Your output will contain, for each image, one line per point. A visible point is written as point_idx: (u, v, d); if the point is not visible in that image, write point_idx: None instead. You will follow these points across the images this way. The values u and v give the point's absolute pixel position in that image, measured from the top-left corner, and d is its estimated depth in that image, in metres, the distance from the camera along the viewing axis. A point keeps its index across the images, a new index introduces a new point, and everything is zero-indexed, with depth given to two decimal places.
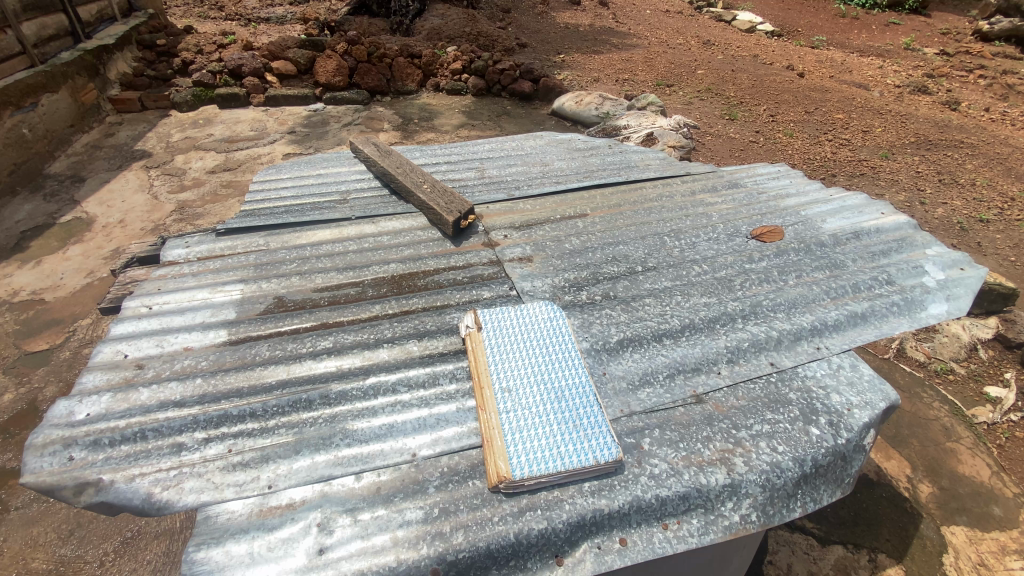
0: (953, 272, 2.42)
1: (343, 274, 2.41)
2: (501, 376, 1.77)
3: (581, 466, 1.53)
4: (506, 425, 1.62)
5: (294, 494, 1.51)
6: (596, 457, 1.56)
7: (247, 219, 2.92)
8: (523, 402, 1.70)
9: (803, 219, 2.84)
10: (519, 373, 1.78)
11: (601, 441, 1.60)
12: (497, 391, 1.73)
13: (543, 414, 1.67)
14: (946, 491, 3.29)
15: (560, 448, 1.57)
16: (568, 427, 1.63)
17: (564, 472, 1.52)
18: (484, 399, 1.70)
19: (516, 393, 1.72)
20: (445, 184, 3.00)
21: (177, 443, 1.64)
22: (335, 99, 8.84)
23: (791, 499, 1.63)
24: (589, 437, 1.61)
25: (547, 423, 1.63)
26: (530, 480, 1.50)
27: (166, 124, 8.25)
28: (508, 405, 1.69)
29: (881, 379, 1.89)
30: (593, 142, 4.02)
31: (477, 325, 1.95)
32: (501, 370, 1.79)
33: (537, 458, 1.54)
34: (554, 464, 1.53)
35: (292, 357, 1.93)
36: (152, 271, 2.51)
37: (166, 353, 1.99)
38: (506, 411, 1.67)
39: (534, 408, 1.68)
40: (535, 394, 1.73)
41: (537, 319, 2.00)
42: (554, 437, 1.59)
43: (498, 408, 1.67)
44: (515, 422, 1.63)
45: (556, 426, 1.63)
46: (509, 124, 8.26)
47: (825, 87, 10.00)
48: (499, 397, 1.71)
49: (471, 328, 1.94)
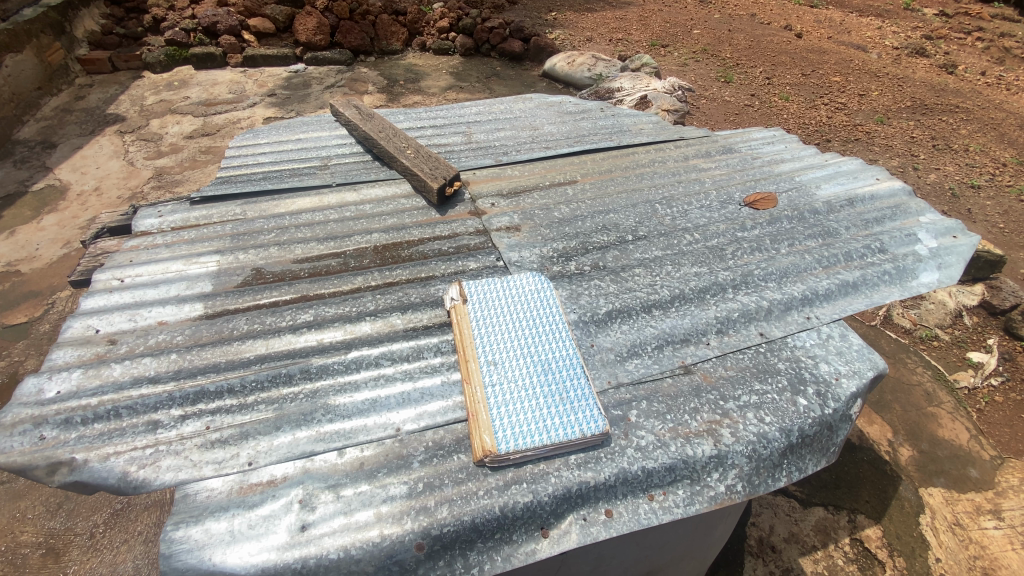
0: (945, 240, 2.39)
1: (324, 244, 2.32)
2: (488, 348, 1.74)
3: (568, 439, 1.51)
4: (492, 399, 1.59)
5: (275, 470, 1.49)
6: (583, 429, 1.54)
7: (223, 186, 2.80)
8: (509, 376, 1.66)
9: (797, 184, 2.77)
10: (505, 346, 1.75)
11: (587, 414, 1.58)
12: (482, 363, 1.69)
13: (528, 386, 1.64)
14: (926, 454, 3.37)
15: (546, 421, 1.55)
16: (554, 400, 1.60)
17: (550, 446, 1.50)
18: (469, 371, 1.67)
19: (502, 365, 1.69)
20: (428, 149, 2.90)
21: (153, 420, 1.59)
22: (317, 59, 8.51)
23: (776, 468, 1.62)
24: (575, 410, 1.58)
25: (532, 397, 1.61)
26: (515, 454, 1.48)
27: (139, 86, 7.90)
28: (494, 378, 1.66)
29: (870, 348, 1.88)
30: (583, 105, 3.89)
31: (462, 297, 1.89)
32: (486, 342, 1.76)
33: (524, 432, 1.52)
34: (540, 437, 1.51)
35: (270, 331, 1.85)
36: (124, 242, 2.43)
37: (139, 328, 1.93)
38: (492, 384, 1.64)
39: (520, 381, 1.65)
40: (519, 365, 1.70)
41: (522, 288, 1.95)
42: (540, 410, 1.57)
43: (483, 381, 1.64)
44: (501, 395, 1.60)
45: (543, 399, 1.60)
46: (498, 86, 7.98)
47: (822, 48, 9.76)
48: (485, 370, 1.68)
49: (454, 299, 1.89)
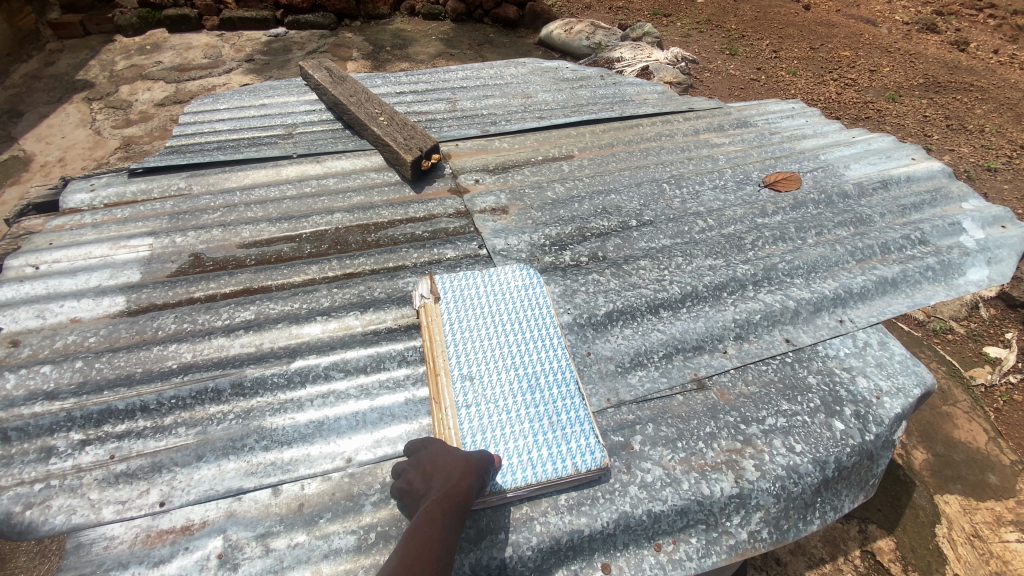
0: (993, 231, 2.10)
1: (276, 226, 1.98)
2: (463, 359, 1.43)
3: (557, 477, 1.23)
4: (466, 424, 1.30)
5: (192, 513, 1.19)
6: (575, 464, 1.25)
7: (169, 156, 2.44)
8: (488, 394, 1.36)
9: (823, 163, 2.45)
10: (485, 356, 1.44)
11: (582, 443, 1.29)
12: (456, 378, 1.39)
13: (510, 409, 1.34)
14: (941, 458, 3.14)
15: (532, 453, 1.26)
16: (542, 426, 1.31)
17: (534, 485, 1.22)
18: (440, 389, 1.37)
19: (479, 381, 1.39)
20: (404, 116, 2.54)
21: (47, 447, 1.29)
22: (298, 23, 7.96)
23: (808, 509, 1.35)
24: (568, 439, 1.29)
25: (515, 422, 1.32)
26: (493, 496, 1.19)
27: (110, 50, 7.37)
28: (469, 397, 1.36)
29: (915, 360, 1.59)
30: (582, 72, 3.51)
31: (434, 295, 1.57)
32: (461, 351, 1.45)
33: (504, 466, 1.23)
34: (524, 474, 1.22)
35: (201, 333, 1.54)
36: (48, 221, 2.08)
37: (47, 327, 1.60)
38: (466, 405, 1.34)
39: (501, 401, 1.35)
40: (501, 380, 1.39)
41: (507, 284, 1.63)
42: (525, 439, 1.28)
43: (456, 402, 1.34)
44: (478, 420, 1.31)
45: (527, 425, 1.31)
46: (490, 54, 7.48)
47: (831, 21, 9.28)
48: (459, 387, 1.37)
49: (425, 297, 1.57)
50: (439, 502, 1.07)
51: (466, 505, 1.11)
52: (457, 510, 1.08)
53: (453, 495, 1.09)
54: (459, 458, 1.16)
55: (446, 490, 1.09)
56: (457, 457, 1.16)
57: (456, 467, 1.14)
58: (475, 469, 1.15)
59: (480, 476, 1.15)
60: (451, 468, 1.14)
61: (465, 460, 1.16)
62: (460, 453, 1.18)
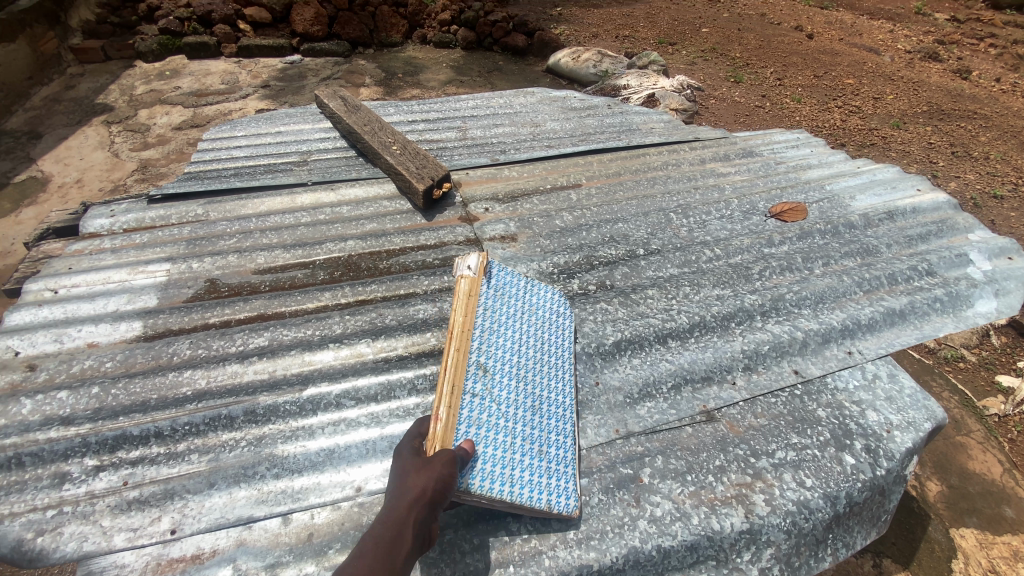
0: (999, 262, 2.11)
1: (290, 252, 2.02)
2: (484, 349, 1.40)
3: (530, 506, 1.18)
4: (468, 412, 1.26)
5: (203, 542, 1.20)
6: (551, 502, 1.22)
7: (187, 183, 2.50)
8: (496, 396, 1.34)
9: (828, 194, 2.47)
10: (503, 358, 1.42)
11: (561, 486, 1.27)
12: (473, 363, 1.35)
13: (509, 419, 1.32)
14: (955, 490, 3.08)
15: (517, 473, 1.22)
16: (532, 451, 1.29)
17: (507, 502, 1.17)
18: (457, 364, 1.31)
19: (491, 378, 1.36)
20: (416, 145, 2.60)
21: (61, 472, 1.31)
22: (313, 50, 8.20)
23: (819, 546, 1.34)
24: (551, 475, 1.27)
25: (511, 437, 1.29)
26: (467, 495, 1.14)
27: (130, 75, 7.61)
28: (478, 388, 1.32)
29: (925, 394, 1.58)
30: (589, 101, 3.59)
31: (479, 273, 1.52)
32: (485, 341, 1.41)
33: (489, 473, 1.18)
34: (503, 488, 1.18)
35: (215, 359, 1.56)
36: (68, 246, 2.13)
37: (65, 351, 1.64)
38: (474, 395, 1.30)
39: (505, 409, 1.33)
40: (511, 388, 1.38)
41: (542, 303, 1.65)
42: (514, 456, 1.25)
43: (467, 386, 1.30)
44: (481, 414, 1.27)
45: (519, 444, 1.29)
46: (499, 81, 7.67)
47: (834, 50, 9.44)
48: (473, 374, 1.33)
49: (470, 270, 1.51)
50: (381, 526, 1.07)
51: (407, 528, 1.06)
52: (397, 535, 1.06)
53: (393, 520, 1.07)
54: (409, 479, 1.11)
55: (387, 515, 1.08)
56: (406, 479, 1.11)
57: (403, 490, 1.10)
58: (418, 493, 1.07)
59: (423, 500, 1.07)
60: (399, 491, 1.10)
61: (414, 479, 1.10)
62: (414, 471, 1.13)
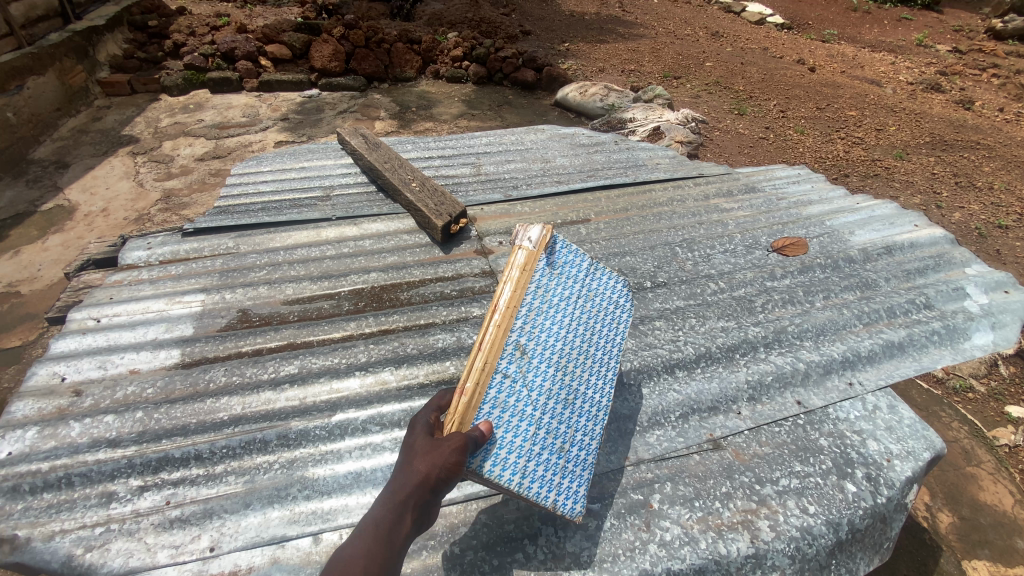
0: (996, 296, 2.18)
1: (316, 284, 2.15)
2: (528, 330, 1.36)
3: (537, 502, 1.21)
4: (494, 393, 1.26)
5: (239, 559, 1.27)
6: (558, 503, 1.25)
7: (218, 217, 2.65)
8: (529, 382, 1.33)
9: (828, 229, 2.57)
10: (545, 344, 1.39)
11: (572, 489, 1.30)
12: (512, 343, 1.32)
13: (537, 409, 1.32)
14: (967, 522, 3.07)
15: (531, 466, 1.25)
16: (552, 447, 1.31)
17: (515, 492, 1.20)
18: (494, 344, 1.29)
19: (528, 362, 1.33)
20: (434, 181, 2.75)
21: (108, 492, 1.41)
22: (331, 85, 8.54)
23: (824, 571, 1.40)
24: (565, 477, 1.30)
25: (535, 429, 1.30)
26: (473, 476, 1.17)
27: (156, 108, 7.97)
28: (511, 369, 1.30)
29: (924, 423, 1.65)
30: (597, 137, 3.76)
31: (538, 248, 1.44)
32: (530, 322, 1.37)
33: (502, 462, 1.20)
34: (513, 479, 1.20)
35: (249, 385, 1.67)
36: (107, 276, 2.27)
37: (108, 377, 1.75)
38: (505, 376, 1.29)
39: (536, 398, 1.33)
40: (545, 377, 1.36)
41: (599, 291, 1.59)
42: (533, 450, 1.27)
43: (500, 367, 1.28)
44: (507, 398, 1.27)
45: (541, 437, 1.30)
46: (509, 115, 7.93)
47: (836, 83, 9.68)
48: (509, 355, 1.31)
49: (529, 243, 1.43)
50: (387, 501, 1.17)
51: (410, 507, 1.16)
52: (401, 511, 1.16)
53: (398, 497, 1.16)
54: (415, 463, 1.17)
55: (393, 493, 1.17)
56: (413, 462, 1.17)
57: (410, 471, 1.17)
58: (422, 480, 1.14)
59: (425, 486, 1.15)
60: (406, 473, 1.17)
61: (418, 463, 1.17)
62: (420, 454, 1.19)
